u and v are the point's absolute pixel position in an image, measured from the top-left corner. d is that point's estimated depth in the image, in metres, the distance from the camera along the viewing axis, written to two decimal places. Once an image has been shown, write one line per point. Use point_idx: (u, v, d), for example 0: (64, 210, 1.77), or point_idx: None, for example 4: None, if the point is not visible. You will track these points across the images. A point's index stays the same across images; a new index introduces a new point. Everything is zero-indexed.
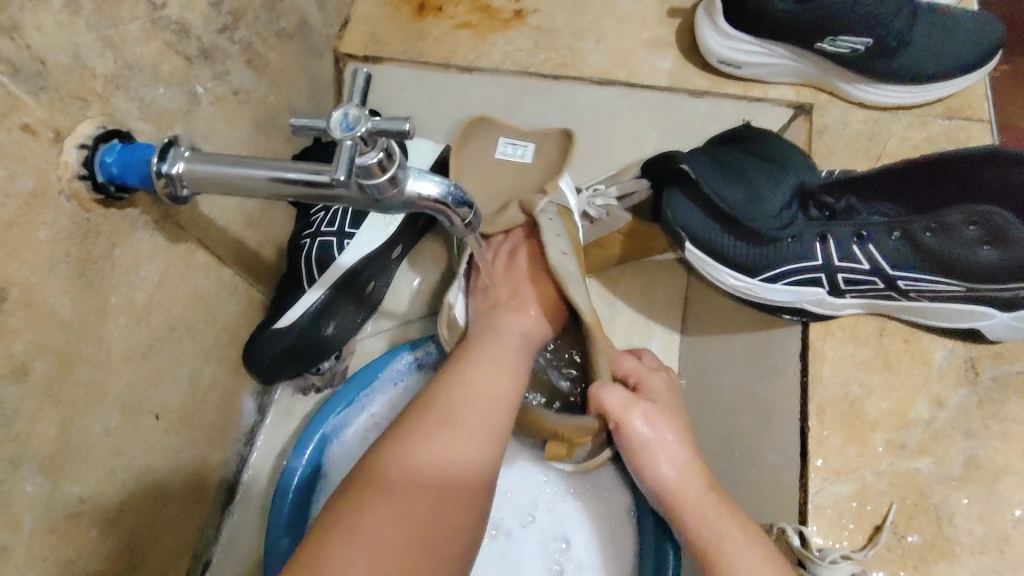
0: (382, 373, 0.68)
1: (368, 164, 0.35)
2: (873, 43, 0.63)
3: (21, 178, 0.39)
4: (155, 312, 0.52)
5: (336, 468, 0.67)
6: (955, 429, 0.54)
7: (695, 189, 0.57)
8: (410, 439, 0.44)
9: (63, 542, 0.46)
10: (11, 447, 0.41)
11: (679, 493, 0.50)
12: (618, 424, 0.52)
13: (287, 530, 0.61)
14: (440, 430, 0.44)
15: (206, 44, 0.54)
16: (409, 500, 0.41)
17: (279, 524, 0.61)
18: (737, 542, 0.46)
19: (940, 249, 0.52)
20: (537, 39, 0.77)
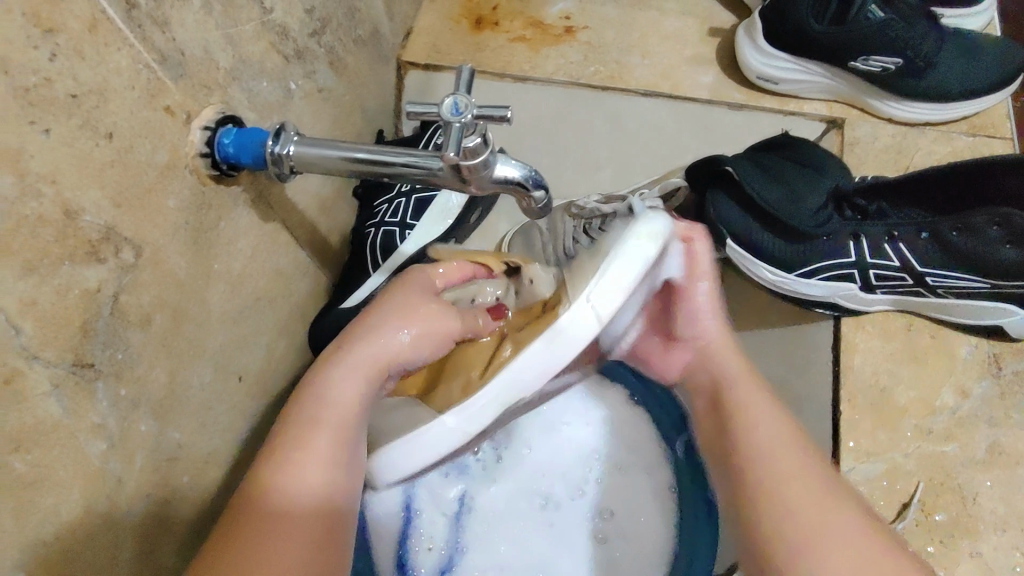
0: None
1: (468, 145, 0.41)
2: (903, 64, 0.69)
3: (159, 151, 0.45)
4: (246, 281, 0.58)
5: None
6: (979, 417, 0.58)
7: (736, 189, 0.61)
8: (297, 458, 0.42)
9: (163, 482, 0.51)
10: (134, 388, 0.46)
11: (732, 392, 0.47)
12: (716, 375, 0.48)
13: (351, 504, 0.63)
14: (296, 452, 0.42)
15: (300, 46, 0.60)
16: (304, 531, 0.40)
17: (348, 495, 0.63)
18: (826, 515, 0.40)
19: (966, 249, 0.56)
20: (586, 53, 0.83)
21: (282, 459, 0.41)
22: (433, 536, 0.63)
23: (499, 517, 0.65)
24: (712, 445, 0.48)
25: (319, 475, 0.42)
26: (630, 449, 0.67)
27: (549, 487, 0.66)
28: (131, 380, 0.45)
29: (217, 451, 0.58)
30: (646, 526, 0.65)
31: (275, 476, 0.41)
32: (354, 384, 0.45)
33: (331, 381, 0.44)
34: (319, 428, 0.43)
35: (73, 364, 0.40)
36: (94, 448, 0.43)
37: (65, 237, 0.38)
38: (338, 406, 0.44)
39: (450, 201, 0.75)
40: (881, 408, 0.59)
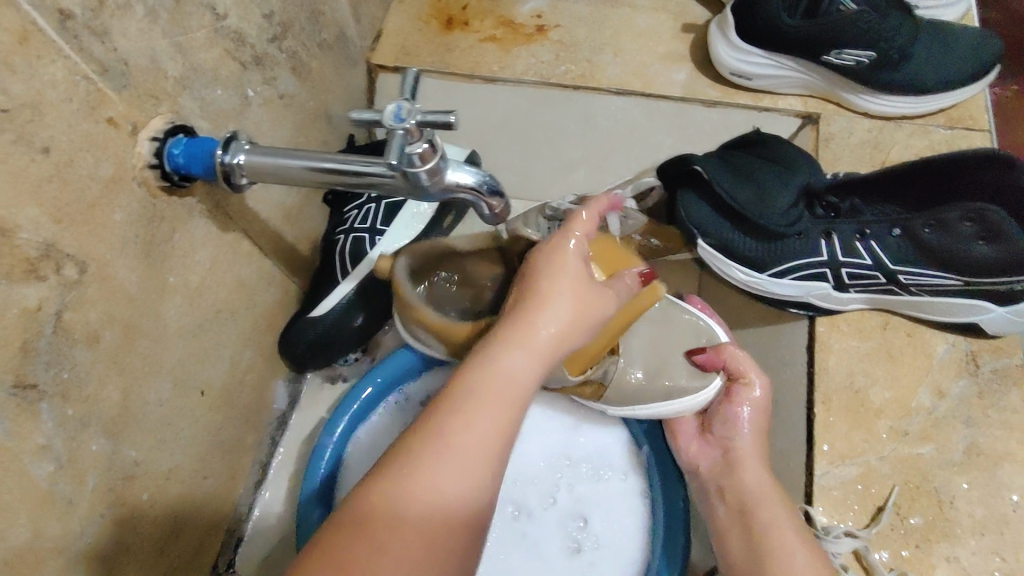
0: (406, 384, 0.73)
1: (415, 152, 0.40)
2: (876, 56, 0.67)
3: (103, 164, 0.44)
4: (206, 293, 0.57)
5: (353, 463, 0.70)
6: (956, 418, 0.57)
7: (706, 188, 0.60)
8: (423, 463, 0.36)
9: (120, 501, 0.50)
10: (82, 407, 0.45)
11: (752, 486, 0.54)
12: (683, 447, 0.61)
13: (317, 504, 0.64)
14: (441, 447, 0.36)
15: (258, 51, 0.59)
16: (427, 540, 0.34)
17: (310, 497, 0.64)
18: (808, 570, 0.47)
19: (938, 245, 0.55)
20: (558, 52, 0.81)
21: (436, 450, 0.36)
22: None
23: None
24: (728, 532, 0.54)
25: (463, 480, 0.36)
26: (600, 452, 0.66)
27: (519, 496, 0.64)
28: (79, 399, 0.44)
29: (178, 466, 0.57)
30: (618, 532, 0.63)
31: (419, 476, 0.35)
32: (511, 386, 0.39)
33: (499, 351, 0.40)
34: (485, 403, 0.38)
35: (13, 386, 0.39)
36: (40, 470, 0.42)
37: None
38: (517, 383, 0.39)
39: (421, 207, 0.74)
40: (855, 410, 0.58)
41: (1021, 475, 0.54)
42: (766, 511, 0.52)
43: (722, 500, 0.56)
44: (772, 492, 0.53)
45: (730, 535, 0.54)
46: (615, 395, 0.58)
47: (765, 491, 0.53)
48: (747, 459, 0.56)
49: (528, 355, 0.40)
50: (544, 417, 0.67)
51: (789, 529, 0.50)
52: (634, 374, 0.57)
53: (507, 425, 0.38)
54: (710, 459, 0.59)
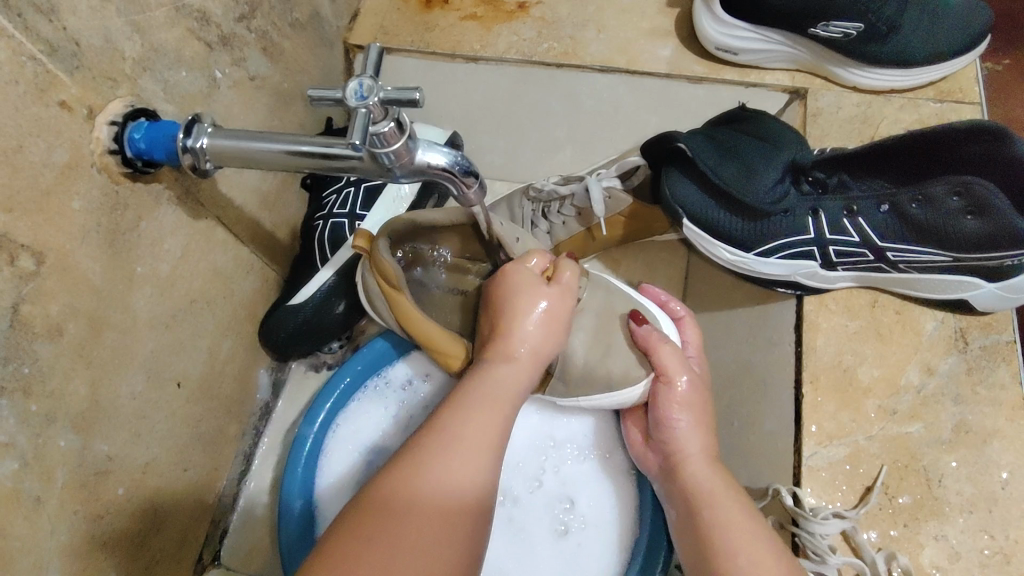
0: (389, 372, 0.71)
1: (381, 132, 0.39)
2: (865, 28, 0.65)
3: (58, 150, 0.42)
4: (177, 283, 0.55)
5: (338, 454, 0.68)
6: (945, 395, 0.56)
7: (691, 166, 0.58)
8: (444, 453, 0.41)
9: (93, 497, 0.49)
10: (47, 402, 0.44)
11: (699, 483, 0.52)
12: (639, 450, 0.59)
13: (301, 493, 0.64)
14: (442, 449, 0.41)
15: (225, 31, 0.57)
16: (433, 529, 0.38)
17: (295, 487, 0.64)
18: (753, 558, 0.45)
19: (925, 221, 0.53)
20: (540, 29, 0.78)
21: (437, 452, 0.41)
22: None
23: None
24: (680, 532, 0.52)
25: (464, 475, 0.41)
26: (584, 432, 0.65)
27: (504, 482, 0.64)
28: (43, 394, 0.43)
29: (155, 460, 0.56)
30: (606, 513, 0.62)
31: (422, 476, 0.40)
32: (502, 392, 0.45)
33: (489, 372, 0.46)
34: (481, 410, 0.44)
35: None
36: (5, 468, 0.41)
37: None
38: (506, 390, 0.46)
39: (402, 189, 0.72)
40: (844, 389, 0.57)
41: (1010, 452, 0.54)
42: (713, 509, 0.49)
43: (672, 501, 0.54)
44: (719, 489, 0.51)
45: (682, 535, 0.52)
46: (562, 382, 0.57)
47: (711, 490, 0.51)
48: (692, 460, 0.53)
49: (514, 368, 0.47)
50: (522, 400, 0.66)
51: (736, 525, 0.47)
52: (579, 362, 0.56)
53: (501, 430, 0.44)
54: (658, 462, 0.57)
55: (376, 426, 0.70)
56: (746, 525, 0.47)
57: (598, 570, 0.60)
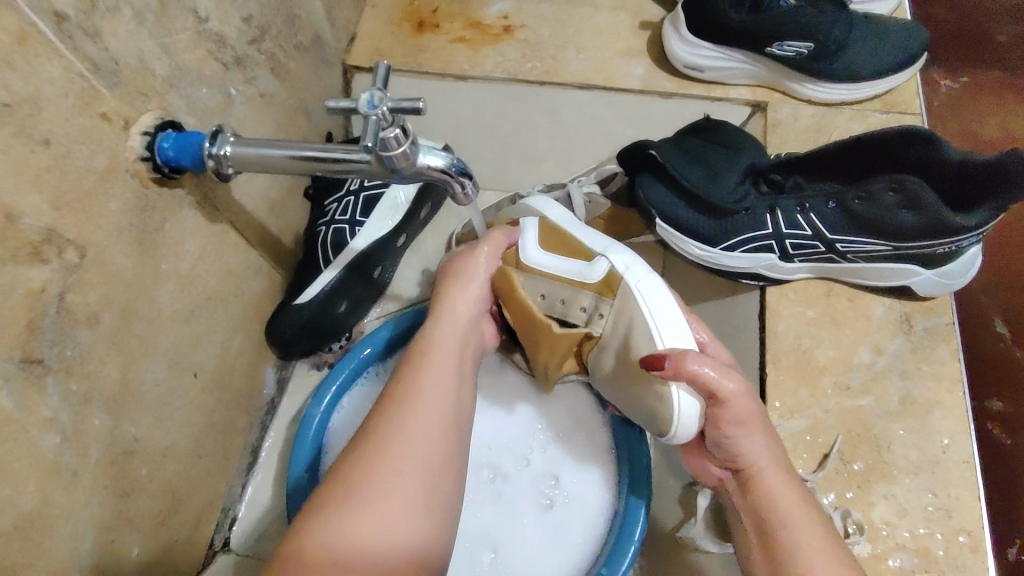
0: (387, 364, 0.76)
1: (387, 137, 0.44)
2: (815, 47, 0.72)
3: (99, 157, 0.47)
4: (196, 280, 0.60)
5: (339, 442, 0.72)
6: (892, 372, 0.63)
7: (661, 171, 0.64)
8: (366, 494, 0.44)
9: (121, 474, 0.54)
10: (86, 382, 0.49)
11: (771, 499, 0.50)
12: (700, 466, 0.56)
13: (307, 466, 0.66)
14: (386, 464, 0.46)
15: (239, 53, 0.62)
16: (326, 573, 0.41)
17: (301, 460, 0.66)
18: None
19: (868, 215, 0.59)
20: (523, 51, 0.85)
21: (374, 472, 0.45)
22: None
23: None
24: (748, 545, 0.51)
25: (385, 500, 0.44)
26: (569, 415, 0.71)
27: (495, 459, 0.69)
28: (83, 375, 0.48)
29: (174, 444, 0.61)
30: (586, 488, 0.67)
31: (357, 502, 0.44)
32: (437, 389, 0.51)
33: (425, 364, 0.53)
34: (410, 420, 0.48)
35: (21, 361, 0.43)
36: (49, 441, 0.46)
37: (7, 241, 0.41)
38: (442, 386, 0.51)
39: (399, 198, 0.79)
40: (803, 368, 0.63)
41: (949, 420, 0.61)
42: (785, 529, 0.48)
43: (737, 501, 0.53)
44: (796, 505, 0.49)
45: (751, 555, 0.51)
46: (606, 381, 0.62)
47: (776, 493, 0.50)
48: (765, 470, 0.51)
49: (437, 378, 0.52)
50: (514, 385, 0.72)
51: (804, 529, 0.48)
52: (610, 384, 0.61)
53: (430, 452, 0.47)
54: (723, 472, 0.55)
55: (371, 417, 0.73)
56: (809, 525, 0.48)
57: (581, 539, 0.65)
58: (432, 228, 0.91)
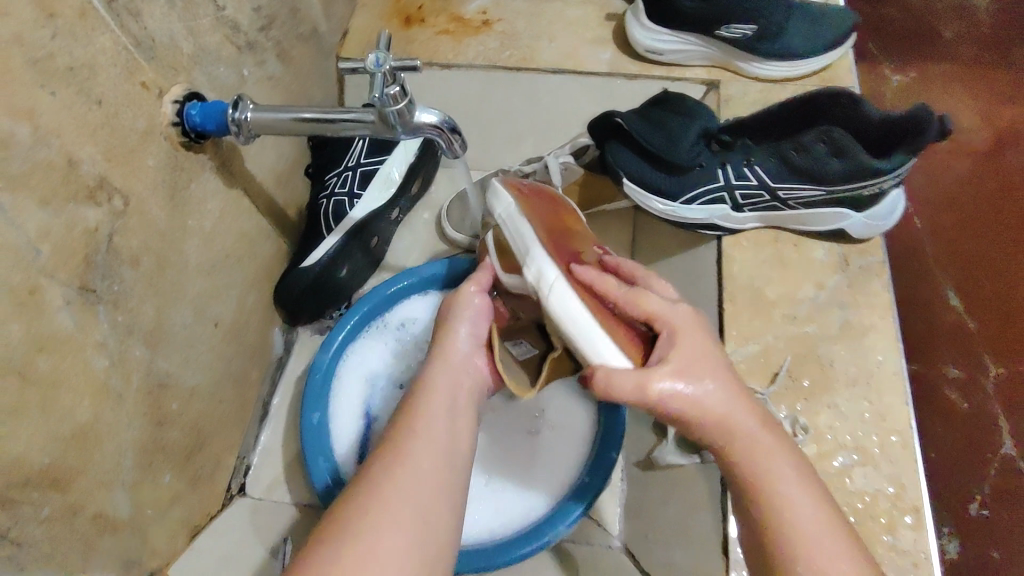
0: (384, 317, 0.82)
1: (390, 92, 0.52)
2: (758, 29, 0.82)
3: (140, 119, 0.55)
4: (216, 239, 0.68)
5: (351, 375, 0.76)
6: (833, 303, 0.72)
7: (626, 137, 0.73)
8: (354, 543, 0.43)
9: (154, 405, 0.61)
10: (128, 317, 0.56)
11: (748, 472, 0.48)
12: None
13: (317, 406, 0.72)
14: (373, 507, 0.46)
15: (250, 38, 0.70)
16: None
17: (313, 399, 0.72)
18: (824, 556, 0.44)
19: (804, 164, 0.69)
20: (502, 41, 0.94)
21: (363, 514, 0.45)
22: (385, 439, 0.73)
23: None
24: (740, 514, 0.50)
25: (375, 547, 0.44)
26: None
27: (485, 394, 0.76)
28: (125, 309, 0.55)
29: (197, 386, 0.68)
30: (568, 415, 0.76)
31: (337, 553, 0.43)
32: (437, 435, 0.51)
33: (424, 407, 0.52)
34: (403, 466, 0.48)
35: (79, 288, 0.50)
36: (99, 363, 0.53)
37: (68, 183, 0.48)
38: (436, 430, 0.51)
39: (392, 175, 0.86)
40: (755, 303, 0.72)
41: (883, 342, 0.69)
42: (766, 496, 0.47)
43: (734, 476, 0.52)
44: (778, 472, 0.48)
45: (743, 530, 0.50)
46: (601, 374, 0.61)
47: (760, 464, 0.48)
48: (742, 441, 0.48)
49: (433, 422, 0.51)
50: None
51: (801, 504, 0.46)
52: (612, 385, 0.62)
53: (422, 496, 0.47)
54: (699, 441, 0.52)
55: (382, 350, 0.77)
56: (810, 508, 0.46)
57: (567, 458, 0.73)
58: (423, 205, 0.98)
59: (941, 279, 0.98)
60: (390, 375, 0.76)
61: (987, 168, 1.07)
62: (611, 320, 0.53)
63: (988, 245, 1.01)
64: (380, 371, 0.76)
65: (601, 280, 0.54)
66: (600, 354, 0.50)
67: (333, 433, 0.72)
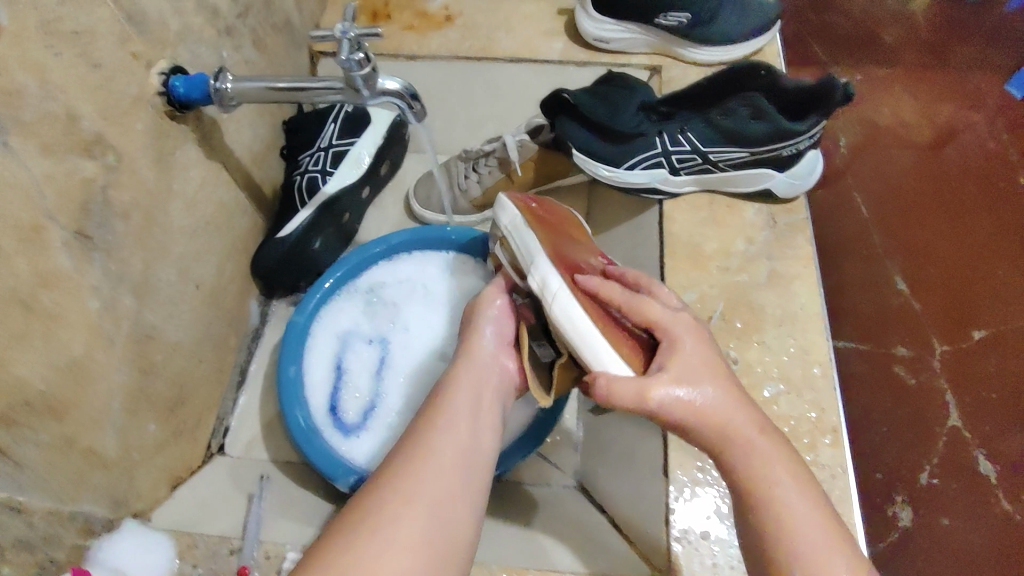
0: None
1: (354, 58, 0.60)
2: (692, 17, 0.91)
3: (130, 85, 0.61)
4: (198, 205, 0.73)
5: (325, 335, 0.82)
6: (762, 255, 0.80)
7: (574, 110, 0.81)
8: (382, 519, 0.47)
9: (142, 353, 0.66)
10: (118, 266, 0.61)
11: (741, 473, 0.51)
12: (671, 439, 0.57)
13: (292, 360, 0.76)
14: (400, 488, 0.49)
15: (229, 24, 0.77)
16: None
17: (289, 354, 0.77)
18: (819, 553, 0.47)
19: (729, 128, 0.77)
20: (463, 33, 1.02)
21: (392, 494, 0.49)
22: (357, 390, 0.79)
23: (409, 370, 0.80)
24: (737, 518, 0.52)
25: (402, 525, 0.47)
26: None
27: (447, 346, 0.82)
28: (116, 258, 0.61)
29: (181, 342, 0.72)
30: None
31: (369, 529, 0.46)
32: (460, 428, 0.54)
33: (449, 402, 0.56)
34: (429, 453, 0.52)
35: (76, 232, 0.56)
36: (93, 304, 0.58)
37: (70, 135, 0.54)
38: (462, 425, 0.54)
39: (362, 156, 0.92)
40: (693, 257, 0.80)
41: (806, 287, 0.77)
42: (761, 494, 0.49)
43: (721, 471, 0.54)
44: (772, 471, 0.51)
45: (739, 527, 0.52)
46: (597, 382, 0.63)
47: (755, 469, 0.50)
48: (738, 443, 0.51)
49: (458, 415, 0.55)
50: (459, 288, 0.86)
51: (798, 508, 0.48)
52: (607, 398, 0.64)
53: (447, 482, 0.50)
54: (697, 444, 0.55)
55: (355, 310, 0.84)
56: (806, 507, 0.48)
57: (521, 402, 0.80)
58: (391, 188, 1.05)
59: (891, 268, 1.07)
60: (362, 333, 0.83)
61: (928, 163, 1.18)
62: (613, 330, 0.58)
63: (933, 234, 1.11)
64: (352, 328, 0.83)
65: (605, 286, 0.59)
66: (600, 362, 0.55)
67: (308, 385, 0.78)
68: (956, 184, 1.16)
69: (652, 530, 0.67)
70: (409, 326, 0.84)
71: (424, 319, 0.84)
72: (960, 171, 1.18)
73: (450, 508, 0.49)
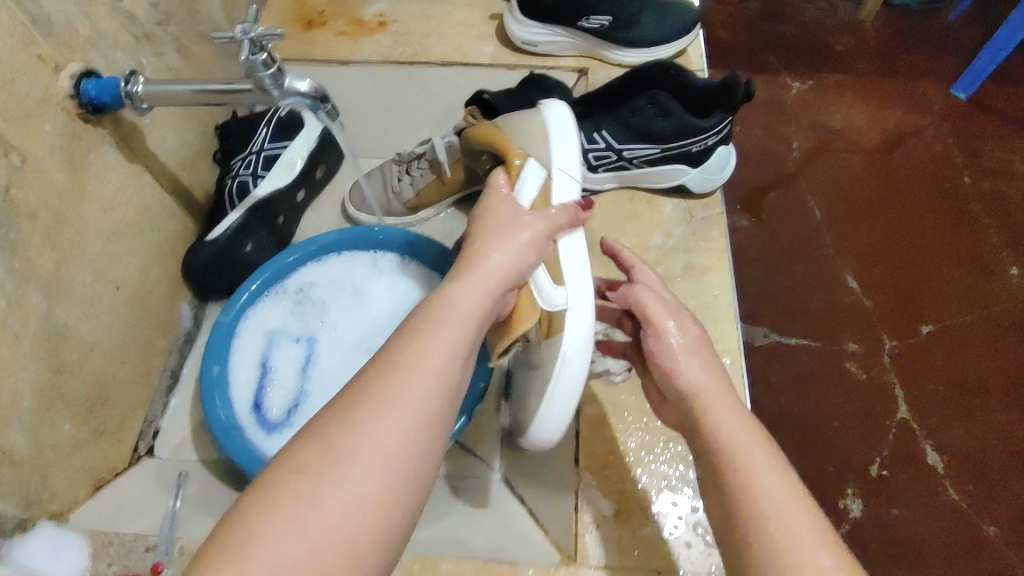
0: None
1: (257, 59, 0.62)
2: (613, 20, 0.94)
3: (35, 88, 0.62)
4: (116, 208, 0.74)
5: (250, 336, 0.83)
6: (678, 248, 0.82)
7: (494, 111, 0.84)
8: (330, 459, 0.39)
9: (54, 352, 0.66)
10: (24, 265, 0.62)
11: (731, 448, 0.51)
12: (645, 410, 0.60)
13: (217, 360, 0.78)
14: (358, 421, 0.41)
15: (147, 30, 0.78)
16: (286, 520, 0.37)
17: (212, 355, 0.78)
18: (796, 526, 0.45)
19: (640, 126, 0.78)
20: (395, 39, 1.05)
21: (350, 429, 0.40)
22: (282, 388, 0.80)
23: (333, 367, 0.82)
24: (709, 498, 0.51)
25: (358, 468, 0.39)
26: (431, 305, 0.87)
27: (371, 342, 0.84)
28: (22, 258, 0.61)
29: (99, 343, 0.73)
30: None
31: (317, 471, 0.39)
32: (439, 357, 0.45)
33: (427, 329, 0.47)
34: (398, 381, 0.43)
35: None
36: None
37: None
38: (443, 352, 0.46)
39: (295, 159, 0.92)
40: None
41: (719, 278, 0.80)
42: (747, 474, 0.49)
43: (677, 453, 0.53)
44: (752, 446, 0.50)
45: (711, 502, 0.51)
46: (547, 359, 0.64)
47: (731, 442, 0.49)
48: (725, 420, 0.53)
49: (439, 343, 0.46)
50: (385, 287, 0.88)
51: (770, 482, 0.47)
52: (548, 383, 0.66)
53: (418, 418, 0.42)
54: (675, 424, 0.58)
55: (282, 310, 0.85)
56: (777, 483, 0.47)
57: None
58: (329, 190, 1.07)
59: (841, 268, 1.12)
60: (288, 333, 0.84)
61: (878, 163, 1.23)
62: None
63: (878, 234, 1.16)
64: (279, 328, 0.84)
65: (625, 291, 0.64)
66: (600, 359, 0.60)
67: (232, 383, 0.79)
68: (903, 188, 1.20)
69: (564, 514, 0.70)
70: (335, 325, 0.85)
71: (350, 317, 0.86)
72: (906, 172, 1.22)
73: (420, 448, 0.42)
